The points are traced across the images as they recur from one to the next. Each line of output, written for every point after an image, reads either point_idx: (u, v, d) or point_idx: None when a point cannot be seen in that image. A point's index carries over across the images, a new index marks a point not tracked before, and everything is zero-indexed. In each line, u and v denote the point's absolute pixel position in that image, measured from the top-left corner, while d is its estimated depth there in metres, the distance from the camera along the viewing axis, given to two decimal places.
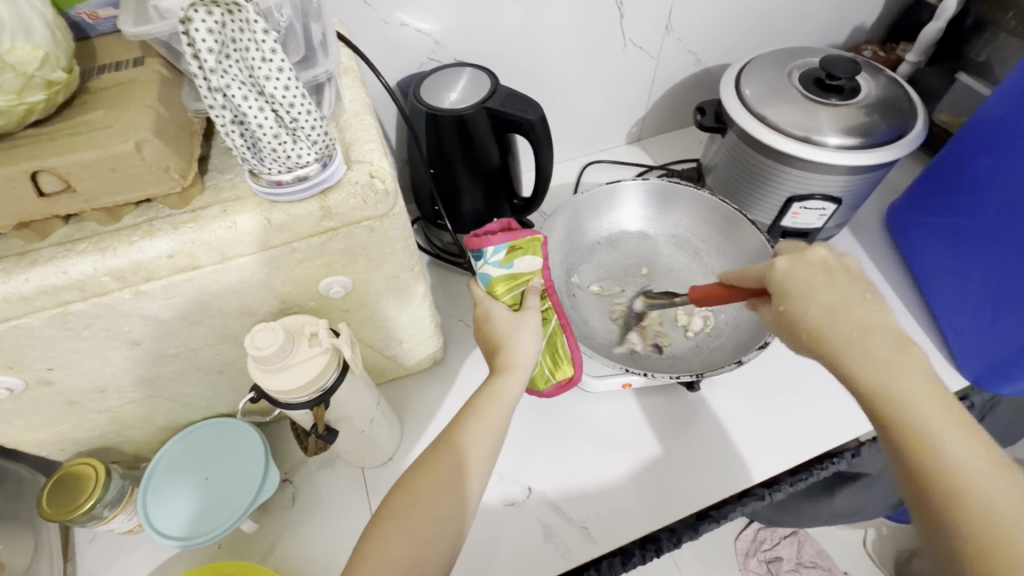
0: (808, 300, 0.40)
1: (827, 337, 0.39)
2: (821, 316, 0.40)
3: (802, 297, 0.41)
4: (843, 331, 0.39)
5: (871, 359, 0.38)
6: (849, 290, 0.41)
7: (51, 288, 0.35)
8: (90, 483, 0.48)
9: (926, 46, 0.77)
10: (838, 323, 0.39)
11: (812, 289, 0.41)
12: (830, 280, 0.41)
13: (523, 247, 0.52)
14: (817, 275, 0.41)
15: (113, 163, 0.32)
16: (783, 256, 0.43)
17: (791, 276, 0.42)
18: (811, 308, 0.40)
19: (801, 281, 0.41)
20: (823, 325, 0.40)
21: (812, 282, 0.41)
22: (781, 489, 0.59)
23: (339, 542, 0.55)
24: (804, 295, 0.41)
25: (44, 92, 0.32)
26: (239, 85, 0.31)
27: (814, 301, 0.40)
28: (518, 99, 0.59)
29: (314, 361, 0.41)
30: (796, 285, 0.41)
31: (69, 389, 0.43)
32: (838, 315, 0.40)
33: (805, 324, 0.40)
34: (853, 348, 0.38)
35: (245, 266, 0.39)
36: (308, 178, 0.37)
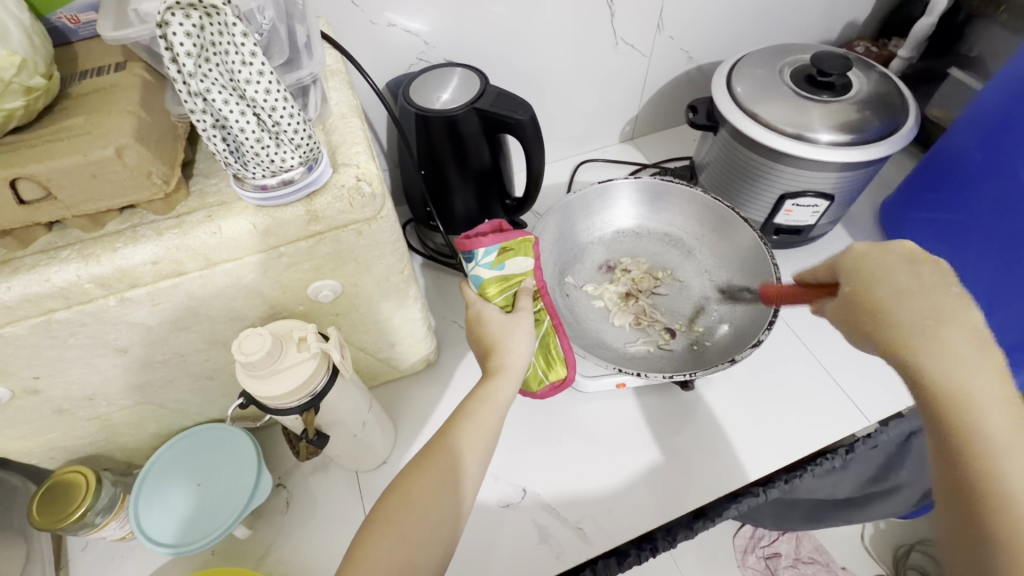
0: (884, 286, 0.38)
1: (893, 326, 0.37)
2: (895, 304, 0.38)
3: (876, 282, 0.39)
4: (917, 323, 0.37)
5: (942, 355, 0.36)
6: (930, 280, 0.38)
7: (35, 296, 0.34)
8: (80, 491, 0.48)
9: (918, 41, 0.76)
10: (912, 315, 0.37)
11: (891, 277, 0.39)
12: (909, 268, 0.39)
13: (514, 248, 0.52)
14: (898, 270, 0.39)
15: (94, 169, 0.32)
16: (861, 243, 0.41)
17: (868, 262, 0.40)
18: (884, 294, 0.38)
19: (877, 269, 0.39)
20: (898, 320, 0.37)
21: (892, 271, 0.39)
22: (776, 487, 0.59)
23: (333, 547, 0.54)
24: (880, 280, 0.39)
25: (23, 99, 0.32)
26: (219, 89, 0.30)
27: (884, 290, 0.38)
28: (508, 99, 0.59)
29: (302, 366, 0.40)
30: (870, 271, 0.39)
31: (57, 397, 0.43)
32: (914, 307, 0.37)
33: (872, 312, 0.38)
34: (930, 345, 0.36)
35: (231, 271, 0.39)
36: (293, 181, 0.36)
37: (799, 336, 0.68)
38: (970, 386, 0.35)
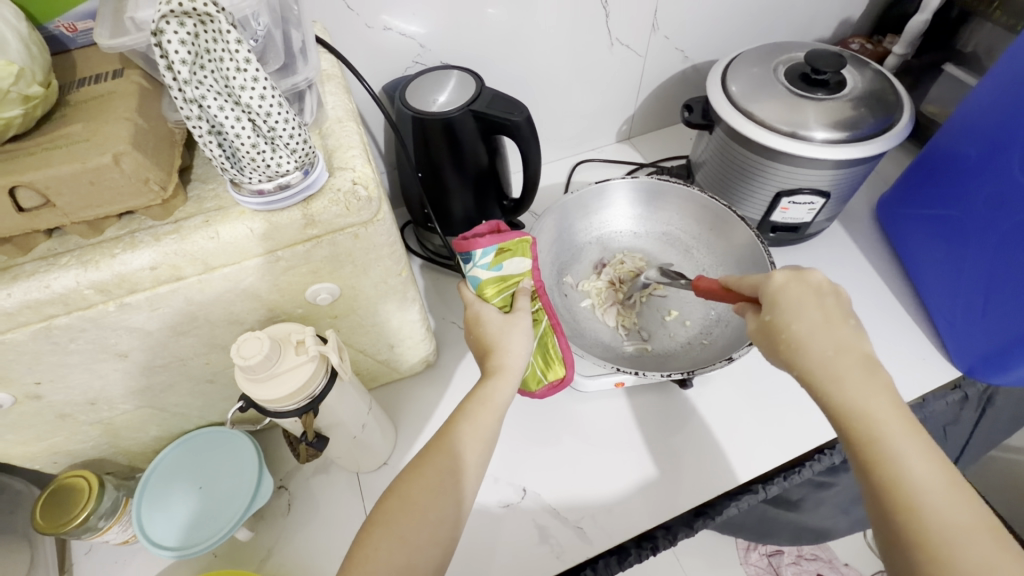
0: (798, 318, 0.41)
1: (800, 353, 0.40)
2: (804, 336, 0.41)
3: (789, 313, 0.42)
4: (823, 359, 0.40)
5: (845, 387, 0.39)
6: (834, 313, 0.42)
7: (35, 302, 0.35)
8: (83, 495, 0.48)
9: (912, 38, 0.76)
10: (819, 349, 0.40)
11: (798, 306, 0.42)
12: (818, 296, 0.42)
13: (512, 249, 0.53)
14: (801, 296, 0.42)
15: (92, 177, 0.32)
16: (782, 270, 0.44)
17: (785, 289, 0.43)
18: (797, 324, 0.41)
19: (792, 297, 0.42)
20: (808, 353, 0.40)
21: (803, 303, 0.42)
22: (775, 484, 0.60)
23: (335, 548, 0.55)
24: (793, 311, 0.42)
25: (21, 107, 0.32)
26: (214, 95, 0.31)
27: (795, 323, 0.41)
28: (503, 101, 0.59)
29: (301, 369, 0.41)
30: (784, 300, 0.42)
31: (58, 403, 0.43)
32: (818, 336, 0.41)
33: (786, 342, 0.41)
34: (832, 377, 0.39)
35: (230, 275, 0.39)
36: (291, 186, 0.36)
37: None
38: (872, 415, 0.37)
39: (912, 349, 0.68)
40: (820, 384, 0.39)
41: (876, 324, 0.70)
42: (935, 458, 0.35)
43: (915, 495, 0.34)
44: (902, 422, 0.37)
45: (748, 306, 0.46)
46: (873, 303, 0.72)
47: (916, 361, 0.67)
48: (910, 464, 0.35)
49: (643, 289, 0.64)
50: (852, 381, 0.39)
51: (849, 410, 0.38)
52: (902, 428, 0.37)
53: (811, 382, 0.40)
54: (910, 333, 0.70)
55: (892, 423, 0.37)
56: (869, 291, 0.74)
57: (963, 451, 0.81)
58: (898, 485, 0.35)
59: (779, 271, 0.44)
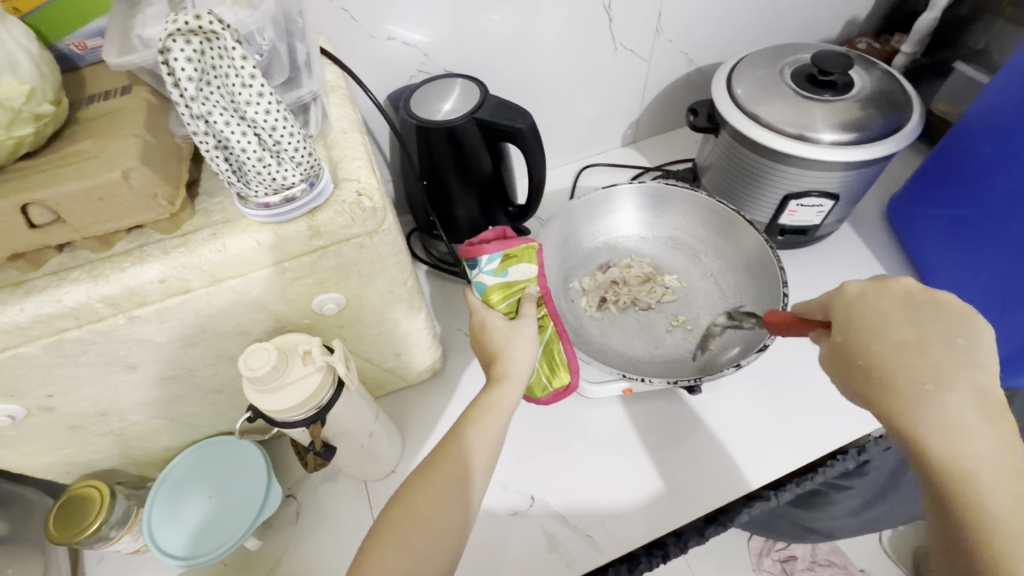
0: (883, 334, 0.37)
1: (881, 371, 0.36)
2: (888, 357, 0.36)
3: (875, 329, 0.37)
4: (913, 384, 0.35)
5: (944, 413, 0.34)
6: (934, 332, 0.36)
7: (47, 316, 0.35)
8: (95, 505, 0.48)
9: (921, 35, 0.77)
10: (915, 371, 0.35)
11: (884, 324, 0.37)
12: (903, 309, 0.37)
13: (517, 255, 0.53)
14: (890, 316, 0.37)
15: (101, 193, 0.33)
16: (861, 281, 0.40)
17: (865, 305, 0.39)
18: (878, 340, 0.37)
19: (872, 315, 0.38)
20: (898, 375, 0.35)
21: (889, 319, 0.37)
22: (788, 490, 0.59)
23: (343, 556, 0.55)
24: (875, 330, 0.37)
25: (33, 125, 0.32)
26: (221, 111, 0.31)
27: (882, 341, 0.37)
28: (507, 108, 0.59)
29: (308, 379, 0.41)
30: (870, 315, 0.38)
31: (70, 414, 0.44)
32: (913, 357, 0.35)
33: (865, 361, 0.37)
34: (925, 405, 0.34)
35: (236, 287, 0.40)
36: (296, 199, 0.37)
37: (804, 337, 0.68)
38: (974, 449, 0.32)
39: None
40: (908, 410, 0.35)
41: None
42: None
43: (1008, 535, 0.30)
44: (1004, 457, 0.32)
45: (821, 332, 0.43)
46: None
47: None
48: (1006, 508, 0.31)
49: (648, 293, 0.64)
50: (944, 408, 0.34)
51: (939, 441, 0.33)
52: (1004, 471, 0.32)
53: (893, 402, 0.35)
54: None
55: (992, 461, 0.32)
56: None
57: None
58: (988, 523, 0.31)
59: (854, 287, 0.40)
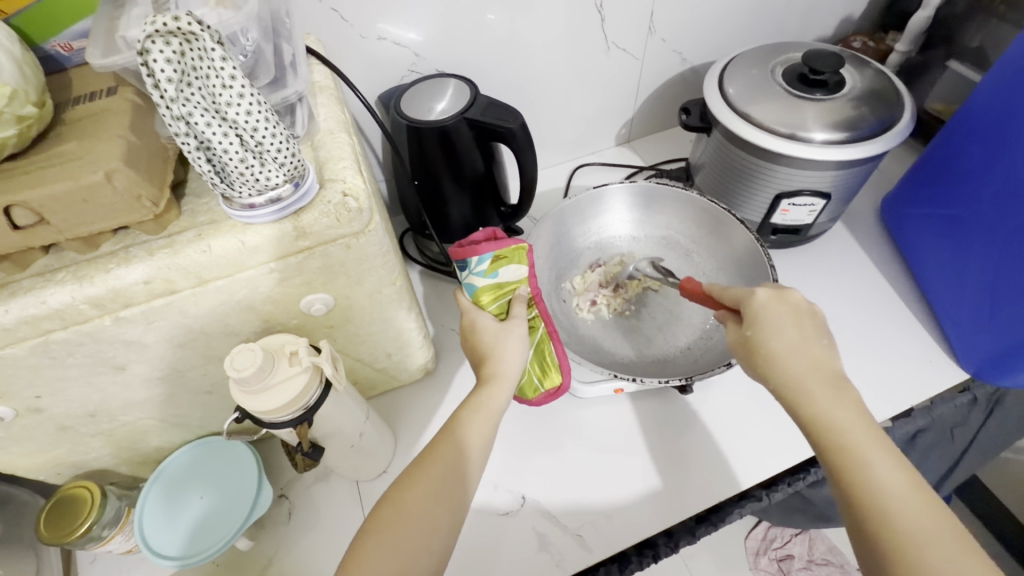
0: (773, 334, 0.42)
1: (775, 367, 0.41)
2: (779, 352, 0.42)
3: (767, 328, 0.42)
4: (797, 379, 0.41)
5: (819, 402, 0.40)
6: (811, 332, 0.42)
7: (33, 318, 0.35)
8: (86, 505, 0.49)
9: (915, 35, 0.76)
10: (797, 368, 0.41)
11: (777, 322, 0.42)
12: (781, 307, 0.43)
13: (508, 256, 0.53)
14: (780, 313, 0.43)
15: (85, 194, 0.33)
16: (764, 289, 0.44)
17: (766, 307, 0.43)
18: (771, 337, 0.42)
19: (770, 314, 0.43)
20: (785, 369, 0.41)
21: (779, 322, 0.42)
22: (779, 490, 0.59)
23: (334, 557, 0.55)
24: (770, 328, 0.42)
25: (16, 127, 0.32)
26: (201, 112, 0.31)
27: (772, 339, 0.42)
28: (498, 108, 0.59)
29: (294, 380, 0.41)
30: (764, 316, 0.43)
31: (59, 415, 0.44)
32: (795, 352, 0.41)
33: (763, 359, 0.42)
34: (808, 396, 0.40)
35: (223, 288, 0.40)
36: (281, 200, 0.37)
37: None
38: (845, 429, 0.38)
39: (918, 351, 0.67)
40: (798, 403, 0.40)
41: (880, 326, 0.69)
42: (900, 463, 0.37)
43: (887, 503, 0.35)
44: (868, 432, 0.38)
45: (730, 315, 0.47)
46: (876, 305, 0.71)
47: (922, 364, 0.66)
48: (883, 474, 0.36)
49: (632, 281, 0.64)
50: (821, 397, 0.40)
51: (824, 427, 0.39)
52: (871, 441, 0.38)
53: (786, 397, 0.41)
54: (914, 335, 0.68)
55: (860, 435, 0.38)
56: (872, 291, 0.73)
57: (969, 451, 0.80)
58: (873, 495, 0.36)
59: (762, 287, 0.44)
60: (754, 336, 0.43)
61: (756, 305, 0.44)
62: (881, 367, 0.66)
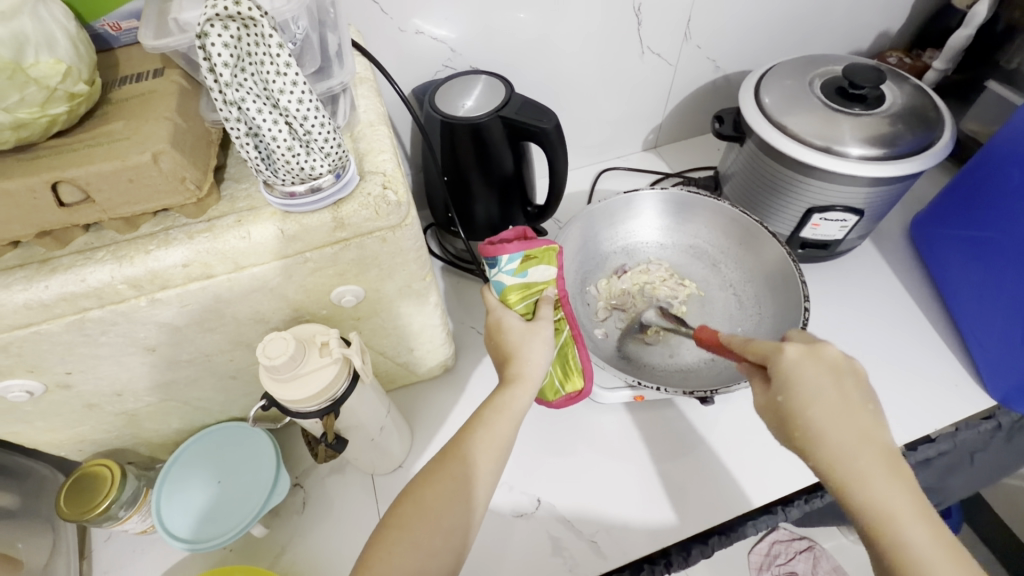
0: (813, 405, 0.40)
1: (816, 438, 0.40)
2: (821, 425, 0.40)
3: (804, 399, 0.41)
4: (841, 455, 0.39)
5: (867, 483, 0.38)
6: (854, 400, 0.41)
7: (71, 295, 0.35)
8: (106, 483, 0.49)
9: (954, 53, 0.76)
10: (841, 444, 0.40)
11: (815, 393, 0.41)
12: (816, 375, 0.41)
13: (538, 257, 0.52)
14: (814, 380, 0.41)
15: (131, 174, 0.33)
16: (797, 344, 0.42)
17: (802, 370, 0.41)
18: (813, 410, 0.40)
19: (808, 380, 0.41)
20: (826, 442, 0.40)
21: (819, 393, 0.40)
22: (796, 506, 0.58)
23: (346, 549, 0.55)
24: (808, 397, 0.41)
25: (67, 104, 0.32)
26: (253, 98, 0.31)
27: (812, 411, 0.40)
28: (533, 107, 0.59)
29: (324, 371, 0.41)
30: (801, 384, 0.41)
31: (87, 393, 0.44)
32: (837, 425, 0.40)
33: (802, 428, 0.41)
34: (854, 476, 0.39)
35: (258, 274, 0.39)
36: (322, 189, 0.37)
37: None
38: (892, 512, 0.37)
39: (942, 374, 0.66)
40: (844, 483, 0.39)
41: (905, 348, 0.68)
42: (944, 541, 0.36)
43: None
44: (917, 512, 0.37)
45: (756, 372, 0.45)
46: (902, 325, 0.70)
47: (946, 388, 0.65)
48: (929, 561, 0.36)
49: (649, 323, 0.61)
50: (865, 475, 0.39)
51: (870, 510, 0.38)
52: (919, 521, 0.37)
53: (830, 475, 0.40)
54: (940, 358, 0.67)
55: (907, 516, 0.37)
56: (898, 312, 0.71)
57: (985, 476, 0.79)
58: None
59: (797, 349, 0.42)
60: (786, 404, 0.41)
61: (791, 371, 0.42)
62: (905, 389, 0.65)
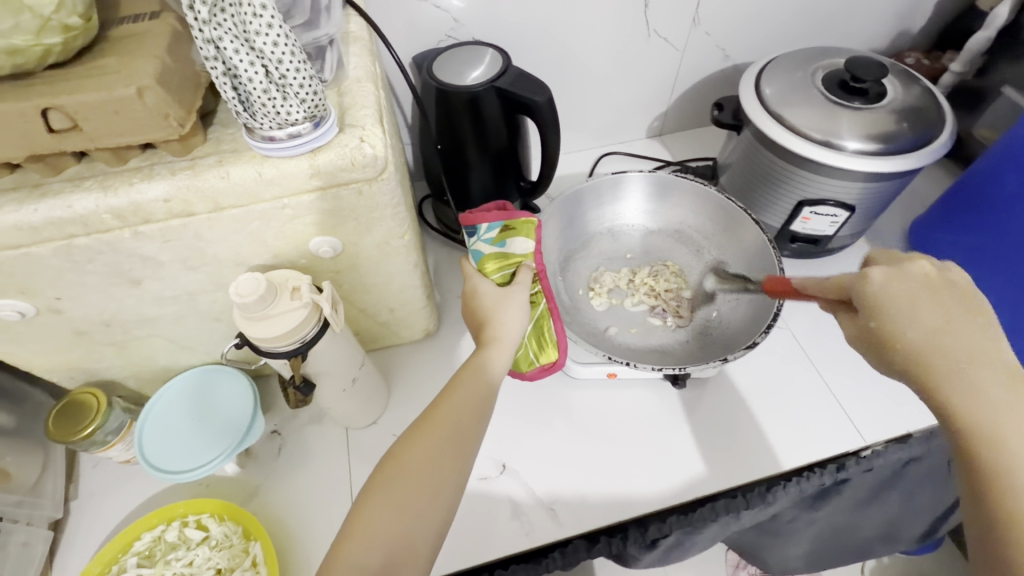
0: (912, 319, 0.35)
1: (912, 348, 0.35)
2: (916, 336, 0.35)
3: (899, 316, 0.35)
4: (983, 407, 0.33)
5: (970, 392, 0.33)
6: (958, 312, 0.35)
7: (58, 220, 0.37)
8: (92, 410, 0.52)
9: (972, 55, 0.74)
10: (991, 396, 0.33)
11: (911, 306, 0.35)
12: (935, 304, 0.36)
13: (517, 228, 0.53)
14: (911, 300, 0.36)
15: (116, 106, 0.34)
16: (887, 268, 0.37)
17: (894, 290, 0.36)
18: (912, 327, 0.35)
19: (900, 297, 0.36)
20: (925, 351, 0.34)
21: (917, 314, 0.35)
22: (756, 496, 0.58)
23: (313, 494, 0.57)
24: (902, 312, 0.35)
25: (61, 36, 0.34)
26: (231, 38, 0.32)
27: (906, 325, 0.35)
28: (528, 80, 0.59)
29: (293, 313, 0.42)
30: (894, 303, 0.36)
31: (76, 319, 0.46)
32: (931, 335, 0.35)
33: (892, 340, 0.35)
34: (999, 436, 0.32)
35: (237, 217, 0.41)
36: (300, 136, 0.38)
37: (801, 346, 0.68)
38: (1001, 435, 0.32)
39: None
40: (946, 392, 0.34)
41: None
42: None
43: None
44: None
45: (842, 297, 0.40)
46: None
47: None
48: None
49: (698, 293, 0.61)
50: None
51: (978, 430, 0.33)
52: None
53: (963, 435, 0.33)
54: None
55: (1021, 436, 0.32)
56: None
57: None
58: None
59: (884, 277, 0.37)
60: (880, 323, 0.36)
61: (887, 289, 0.36)
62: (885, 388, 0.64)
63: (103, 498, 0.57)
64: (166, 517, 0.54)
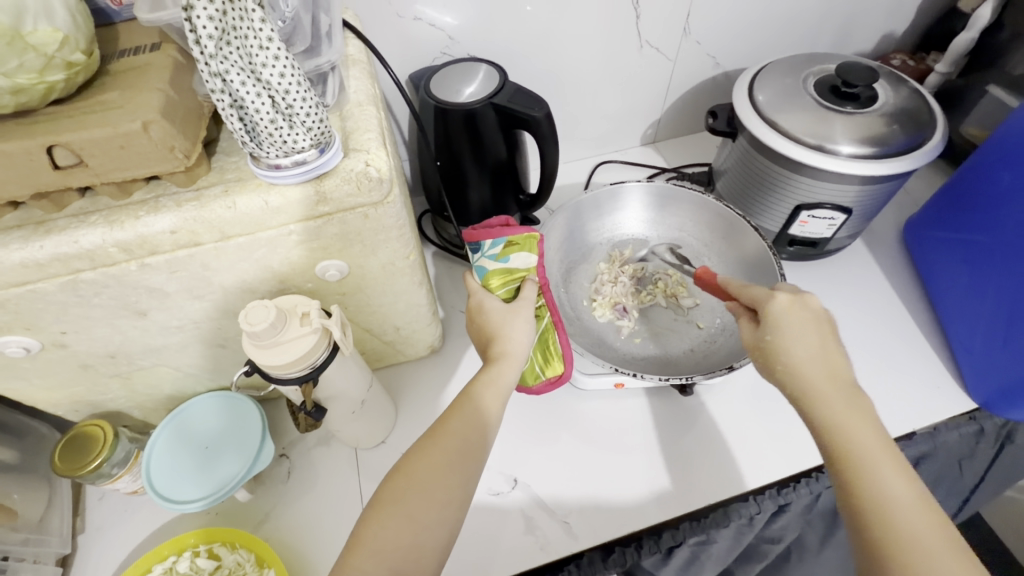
0: (793, 344, 0.42)
1: (794, 370, 0.42)
2: (797, 360, 0.42)
3: (786, 339, 0.43)
4: (845, 420, 0.40)
5: (830, 404, 0.40)
6: (831, 343, 0.43)
7: (64, 256, 0.37)
8: (98, 443, 0.51)
9: (956, 56, 0.75)
10: (864, 438, 0.39)
11: (792, 333, 0.43)
12: (818, 333, 0.43)
13: (520, 243, 0.54)
14: (796, 325, 0.43)
15: (122, 141, 0.34)
16: (786, 294, 0.45)
17: (785, 314, 0.44)
18: (792, 351, 0.42)
19: (791, 324, 0.43)
20: (801, 374, 0.42)
21: (794, 339, 0.43)
22: (767, 498, 0.59)
23: (325, 517, 0.57)
24: (785, 337, 0.43)
25: (64, 73, 0.34)
26: (238, 71, 0.32)
27: (785, 350, 0.43)
28: (525, 96, 0.60)
29: (304, 339, 0.42)
30: (784, 325, 0.43)
31: (81, 352, 0.46)
32: (806, 358, 0.42)
33: (782, 366, 0.43)
34: (847, 433, 0.39)
35: (243, 245, 0.41)
36: (306, 163, 0.38)
37: None
38: (854, 435, 0.39)
39: (926, 375, 0.66)
40: (811, 404, 0.41)
41: (891, 348, 0.68)
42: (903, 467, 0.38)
43: (889, 513, 0.36)
44: (877, 437, 0.39)
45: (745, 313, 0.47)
46: (890, 327, 0.70)
47: (930, 390, 0.65)
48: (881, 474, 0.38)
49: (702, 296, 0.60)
50: (872, 452, 0.38)
51: (833, 429, 0.40)
52: (873, 439, 0.39)
53: (836, 448, 0.39)
54: (926, 359, 0.67)
55: (863, 431, 0.39)
56: (886, 312, 0.72)
57: (979, 487, 0.77)
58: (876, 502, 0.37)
59: (783, 300, 0.44)
60: (767, 347, 0.44)
61: (776, 315, 0.44)
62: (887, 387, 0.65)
63: (111, 531, 0.56)
64: (177, 548, 0.53)
